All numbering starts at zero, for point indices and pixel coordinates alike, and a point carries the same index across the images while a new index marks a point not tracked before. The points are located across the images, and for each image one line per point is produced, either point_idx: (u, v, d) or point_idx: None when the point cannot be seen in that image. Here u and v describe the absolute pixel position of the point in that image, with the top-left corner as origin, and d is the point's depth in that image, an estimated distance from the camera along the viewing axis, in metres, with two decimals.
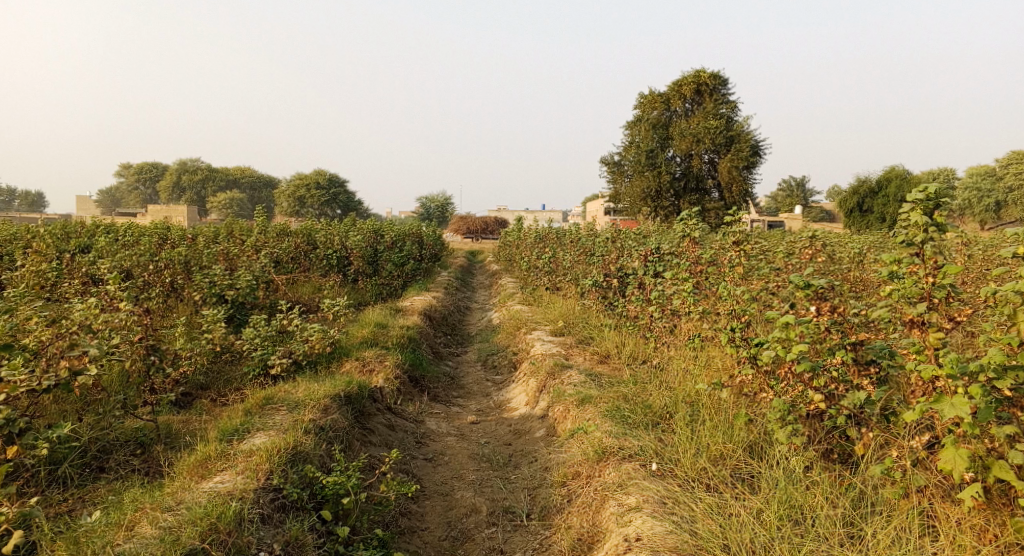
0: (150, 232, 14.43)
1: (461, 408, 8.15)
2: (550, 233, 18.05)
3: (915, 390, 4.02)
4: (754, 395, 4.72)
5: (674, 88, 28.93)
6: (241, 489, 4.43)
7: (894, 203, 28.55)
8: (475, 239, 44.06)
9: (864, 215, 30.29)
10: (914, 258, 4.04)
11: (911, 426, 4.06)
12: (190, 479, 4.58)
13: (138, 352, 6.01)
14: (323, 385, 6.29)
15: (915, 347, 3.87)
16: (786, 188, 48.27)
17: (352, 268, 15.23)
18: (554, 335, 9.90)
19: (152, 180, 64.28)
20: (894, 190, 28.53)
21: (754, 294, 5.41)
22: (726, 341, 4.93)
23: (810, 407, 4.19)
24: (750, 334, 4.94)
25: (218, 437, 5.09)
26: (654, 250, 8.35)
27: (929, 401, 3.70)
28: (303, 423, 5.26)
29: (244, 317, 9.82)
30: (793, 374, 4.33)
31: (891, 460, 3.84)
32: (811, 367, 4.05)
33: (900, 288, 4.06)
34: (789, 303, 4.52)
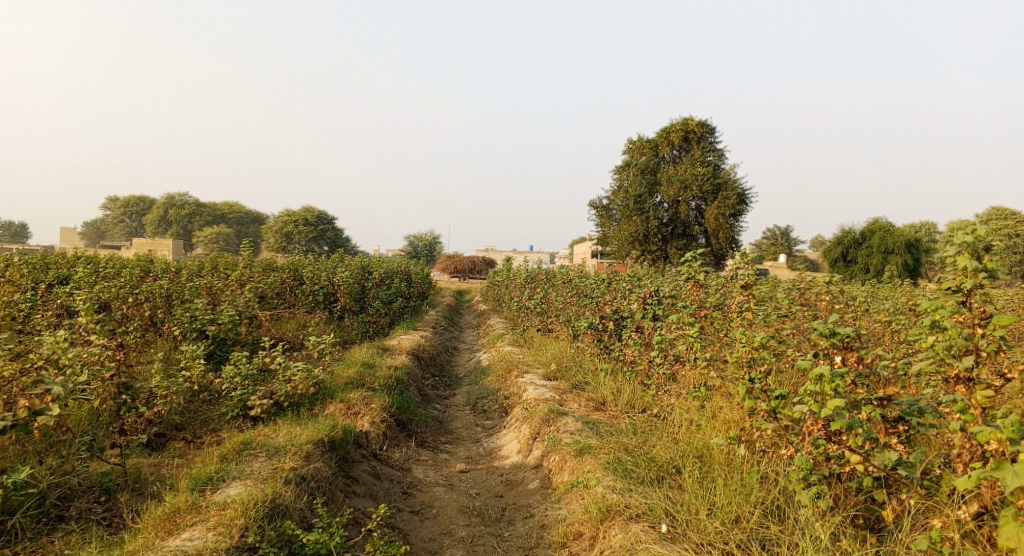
0: (132, 265, 14.09)
1: (450, 455, 7.76)
2: (540, 275, 17.78)
3: (961, 455, 3.86)
4: (771, 452, 4.44)
5: (662, 135, 29.19)
6: (211, 548, 4.05)
7: (879, 254, 28.68)
8: (463, 280, 43.80)
9: (849, 265, 30.35)
10: (959, 307, 3.91)
11: (957, 496, 3.87)
12: (156, 536, 4.20)
13: (109, 390, 5.65)
14: (306, 428, 5.92)
15: (960, 407, 3.81)
16: (772, 236, 48.59)
17: (338, 305, 14.88)
18: (546, 379, 9.56)
19: (139, 213, 63.90)
20: (879, 241, 28.71)
21: (766, 343, 5.16)
22: (741, 392, 4.65)
23: (844, 469, 3.96)
24: (766, 384, 4.66)
25: (189, 487, 4.69)
26: (653, 293, 8.11)
27: (987, 468, 3.55)
28: (284, 472, 4.89)
29: (225, 354, 9.44)
30: (820, 431, 4.05)
31: (941, 532, 3.65)
32: (846, 425, 3.80)
33: (944, 340, 3.92)
34: (813, 353, 4.27)
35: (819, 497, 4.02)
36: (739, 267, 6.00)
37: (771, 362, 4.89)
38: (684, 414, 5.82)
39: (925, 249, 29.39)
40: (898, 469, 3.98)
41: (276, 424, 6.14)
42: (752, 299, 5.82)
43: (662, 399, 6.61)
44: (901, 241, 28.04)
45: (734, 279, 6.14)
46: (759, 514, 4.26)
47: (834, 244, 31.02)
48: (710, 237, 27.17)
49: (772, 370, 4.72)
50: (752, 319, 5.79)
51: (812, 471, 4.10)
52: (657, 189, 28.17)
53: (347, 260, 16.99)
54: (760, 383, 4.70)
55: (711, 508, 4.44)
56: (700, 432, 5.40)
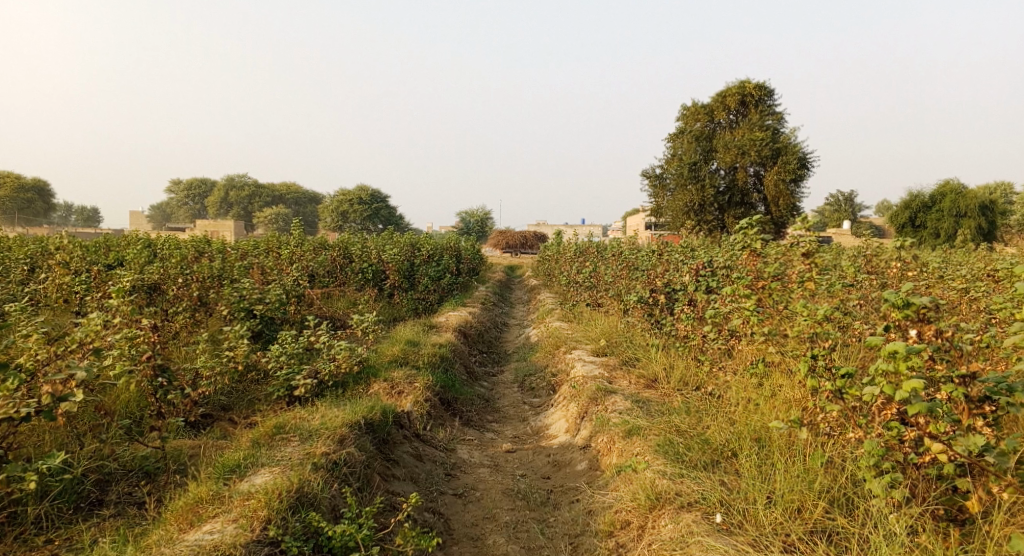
0: (187, 245, 14.34)
1: (496, 435, 7.56)
2: (590, 248, 17.35)
3: None
4: (838, 436, 4.08)
5: (717, 100, 28.10)
6: (229, 543, 3.97)
7: (951, 218, 27.09)
8: (514, 254, 43.57)
9: (917, 231, 28.81)
10: None
11: None
12: (176, 529, 4.15)
13: (147, 373, 5.66)
14: (344, 409, 5.79)
15: None
16: (834, 203, 46.61)
17: (388, 281, 14.84)
18: (595, 356, 9.25)
19: (201, 197, 65.72)
20: (950, 205, 27.10)
21: (830, 316, 4.74)
22: (805, 371, 4.27)
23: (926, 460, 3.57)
24: (833, 362, 4.26)
25: (214, 476, 4.62)
26: (707, 264, 7.67)
27: None
28: (313, 459, 4.76)
29: (273, 333, 9.47)
30: (897, 416, 3.70)
31: None
32: (926, 410, 3.41)
33: None
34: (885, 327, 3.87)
35: (891, 487, 3.65)
36: (800, 234, 5.54)
37: (838, 337, 4.49)
38: (741, 394, 5.45)
39: (1001, 211, 27.57)
40: (985, 457, 3.56)
41: (314, 406, 6.04)
42: (815, 269, 5.38)
43: (717, 377, 6.24)
44: (974, 204, 26.38)
45: (797, 247, 5.69)
46: (821, 504, 3.92)
47: (901, 209, 29.43)
48: (770, 205, 26.12)
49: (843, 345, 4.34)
50: (815, 291, 5.35)
51: (884, 457, 3.76)
52: (712, 156, 27.20)
53: (396, 236, 16.93)
54: (824, 361, 4.32)
55: (770, 496, 4.12)
56: (761, 415, 5.03)
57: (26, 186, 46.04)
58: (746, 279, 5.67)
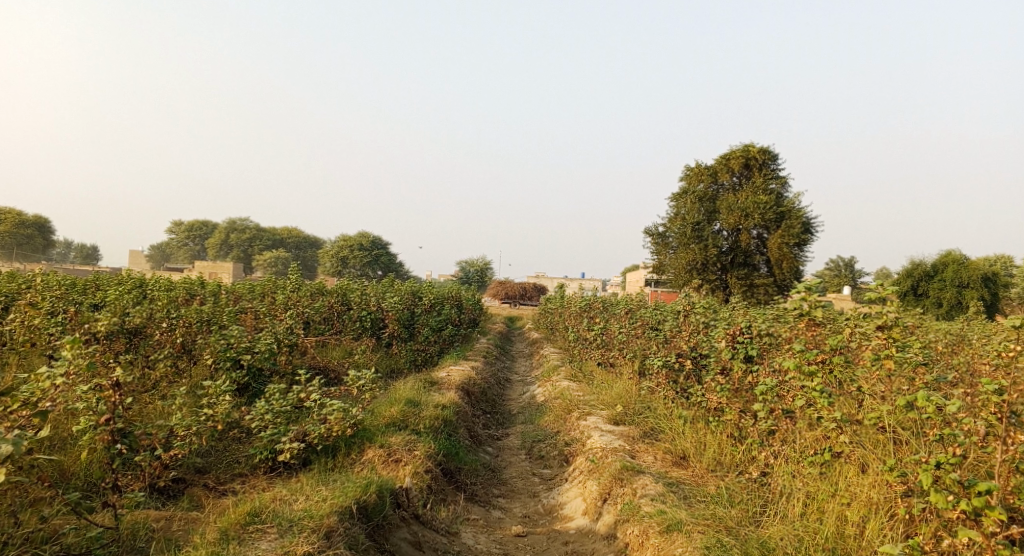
0: (178, 287, 13.65)
1: (503, 514, 6.71)
2: (596, 303, 16.60)
3: None
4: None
5: (722, 161, 27.80)
6: None
7: (952, 288, 26.41)
8: (514, 306, 42.83)
9: (919, 299, 27.98)
10: None
11: None
12: None
13: (103, 439, 4.99)
14: (333, 487, 5.03)
15: None
16: (834, 268, 46.22)
17: (386, 331, 14.05)
18: (612, 425, 8.44)
19: (201, 237, 65.21)
20: (952, 274, 26.59)
21: (922, 402, 4.01)
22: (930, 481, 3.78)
23: None
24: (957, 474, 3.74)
25: None
26: (744, 329, 6.92)
27: None
28: None
29: (261, 385, 8.71)
30: None
31: None
32: None
33: None
34: None
35: None
36: (869, 302, 4.87)
37: (965, 441, 3.80)
38: (802, 486, 4.73)
39: (1006, 283, 27.01)
40: None
41: (299, 483, 5.28)
42: (893, 344, 4.64)
43: (765, 460, 5.50)
44: (977, 275, 25.89)
45: (865, 315, 4.96)
46: None
47: (903, 276, 28.90)
48: (774, 267, 25.63)
49: (959, 448, 3.76)
50: (893, 369, 4.62)
51: None
52: (716, 216, 26.72)
53: (397, 284, 16.17)
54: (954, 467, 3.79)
55: None
56: (832, 519, 4.35)
57: (28, 220, 45.55)
58: (808, 353, 4.93)
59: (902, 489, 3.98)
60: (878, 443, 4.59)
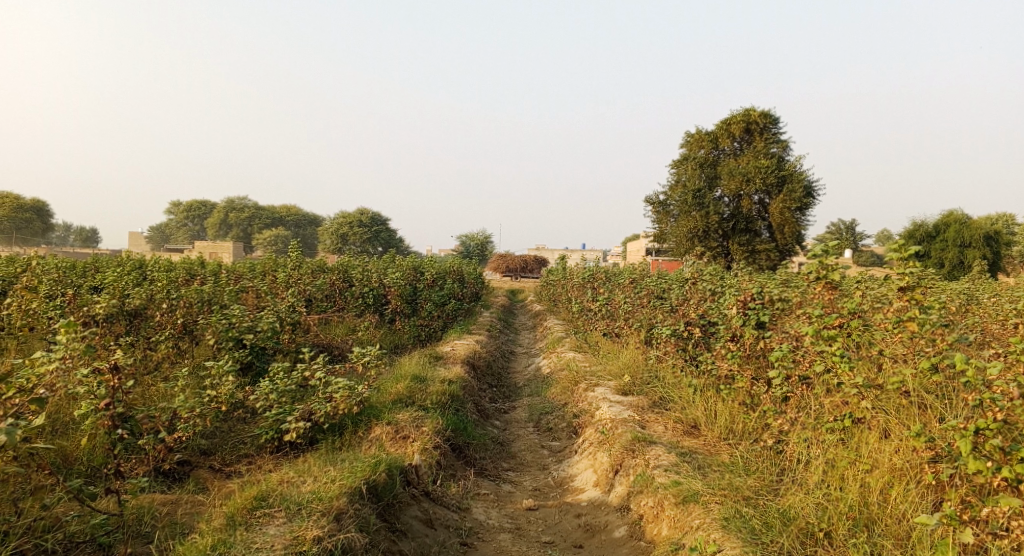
0: (178, 268, 13.50)
1: (513, 488, 6.64)
2: (598, 273, 16.42)
3: None
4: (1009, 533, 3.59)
5: (722, 126, 27.41)
6: None
7: (953, 249, 26.27)
8: (516, 278, 42.69)
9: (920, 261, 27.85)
10: None
11: None
12: None
13: (104, 424, 4.89)
14: (341, 467, 4.95)
15: None
16: (834, 232, 45.97)
17: (389, 307, 13.92)
18: (620, 395, 8.35)
19: (200, 218, 64.93)
20: (953, 235, 26.40)
21: (962, 365, 3.91)
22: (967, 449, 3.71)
23: None
24: (994, 441, 3.68)
25: None
26: (756, 295, 6.76)
27: None
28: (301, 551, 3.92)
29: (264, 365, 8.60)
30: None
31: None
32: None
33: None
34: None
35: None
36: (891, 262, 4.69)
37: (1007, 407, 3.68)
38: (821, 453, 4.65)
39: (1010, 242, 26.79)
40: None
41: (306, 464, 5.20)
42: (915, 306, 4.50)
43: (780, 427, 5.41)
44: (979, 234, 25.69)
45: (886, 277, 4.80)
46: None
47: (905, 238, 28.68)
48: (775, 233, 25.42)
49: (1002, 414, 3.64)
50: (917, 332, 4.49)
51: None
52: (717, 182, 26.42)
53: (399, 259, 15.99)
54: (995, 436, 3.72)
55: None
56: (854, 485, 4.30)
57: (26, 205, 45.28)
58: (826, 317, 4.79)
59: (929, 454, 4.02)
60: (903, 408, 4.51)
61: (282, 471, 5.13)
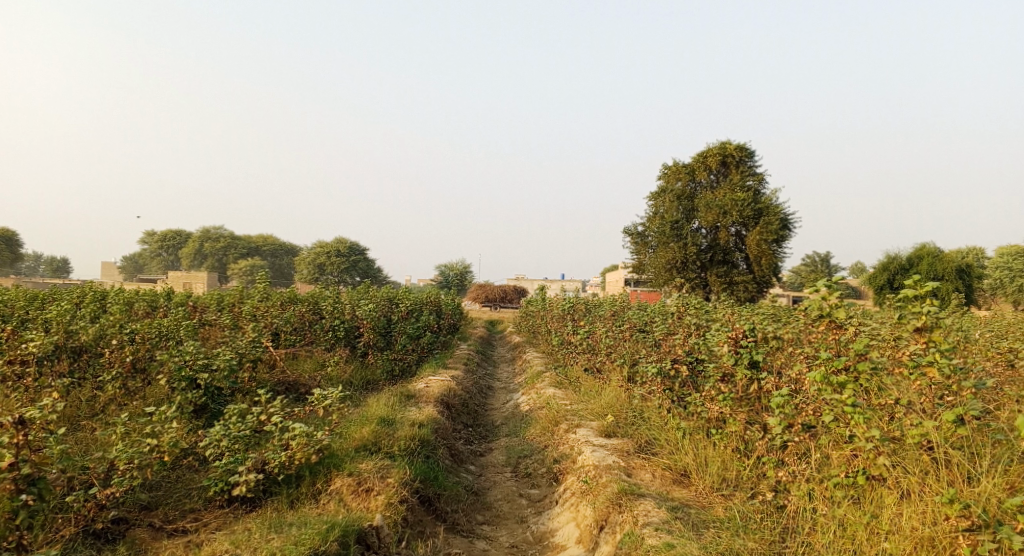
0: (137, 300, 12.77)
1: (488, 545, 6.04)
2: (577, 305, 15.93)
3: None
4: None
5: (699, 158, 27.31)
6: None
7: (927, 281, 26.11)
8: (495, 309, 42.17)
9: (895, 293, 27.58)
10: None
11: None
12: None
13: (6, 488, 4.29)
14: (287, 535, 4.55)
15: None
16: (810, 264, 46.12)
17: (361, 340, 13.26)
18: (604, 438, 7.83)
19: (174, 247, 63.73)
20: (927, 267, 26.42)
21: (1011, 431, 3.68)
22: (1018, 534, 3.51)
23: None
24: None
25: None
26: (748, 330, 6.20)
27: None
28: None
29: (220, 406, 7.93)
30: None
31: None
32: None
33: None
34: None
35: None
36: (913, 300, 4.40)
37: None
38: (834, 515, 4.35)
39: (982, 274, 26.79)
40: None
41: (250, 532, 4.64)
42: (935, 349, 4.18)
43: (779, 479, 4.94)
44: (951, 267, 25.72)
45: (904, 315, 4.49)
46: None
47: (880, 270, 28.62)
48: (753, 264, 25.22)
49: None
50: (937, 379, 4.15)
51: None
52: (695, 214, 26.27)
53: (373, 290, 15.38)
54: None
55: None
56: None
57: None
58: (837, 362, 4.41)
59: (963, 525, 3.75)
60: (921, 465, 4.18)
61: (221, 541, 4.56)
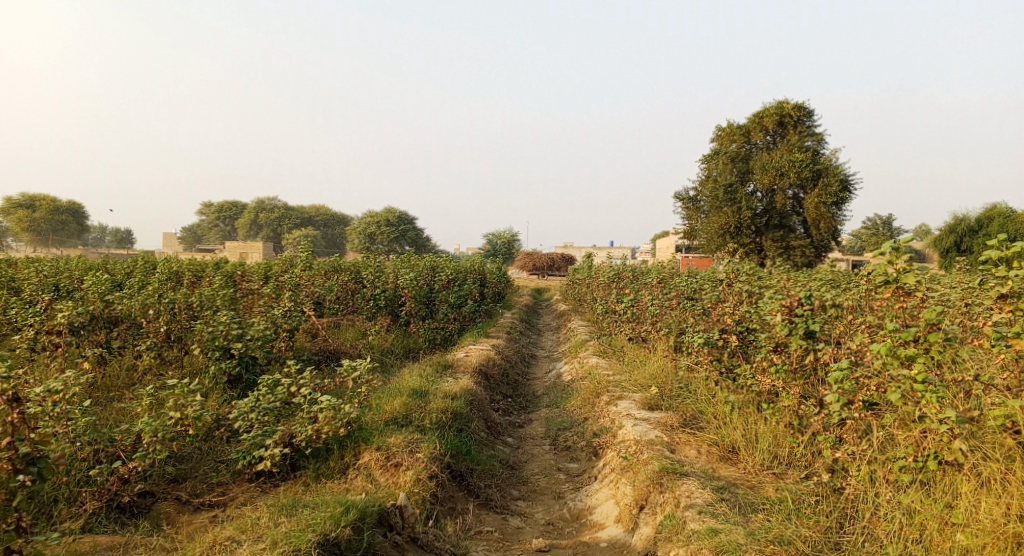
0: (183, 269, 12.81)
1: (523, 522, 5.76)
2: (624, 272, 15.39)
3: None
4: None
5: (754, 119, 26.07)
6: None
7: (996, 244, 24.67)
8: (543, 277, 41.74)
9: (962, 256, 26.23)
10: None
11: None
12: None
13: (2, 468, 4.10)
14: (297, 519, 4.52)
15: None
16: (871, 227, 44.15)
17: (404, 309, 13.05)
18: (647, 411, 7.43)
19: (230, 219, 65.12)
20: (997, 229, 24.87)
21: None
22: None
23: None
24: None
25: None
26: (804, 297, 5.70)
27: None
28: None
29: (256, 376, 7.80)
30: None
31: None
32: None
33: None
34: None
35: None
36: (999, 265, 3.83)
37: None
38: (903, 502, 3.95)
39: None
40: None
41: (263, 515, 4.60)
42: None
43: (836, 459, 4.49)
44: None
45: (987, 282, 3.94)
46: None
47: (946, 234, 27.10)
48: (810, 229, 24.18)
49: None
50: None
51: None
52: (749, 177, 25.20)
53: (415, 258, 15.15)
54: None
55: None
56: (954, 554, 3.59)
57: (62, 207, 45.69)
58: (906, 333, 3.87)
59: None
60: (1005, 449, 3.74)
61: (231, 525, 4.47)
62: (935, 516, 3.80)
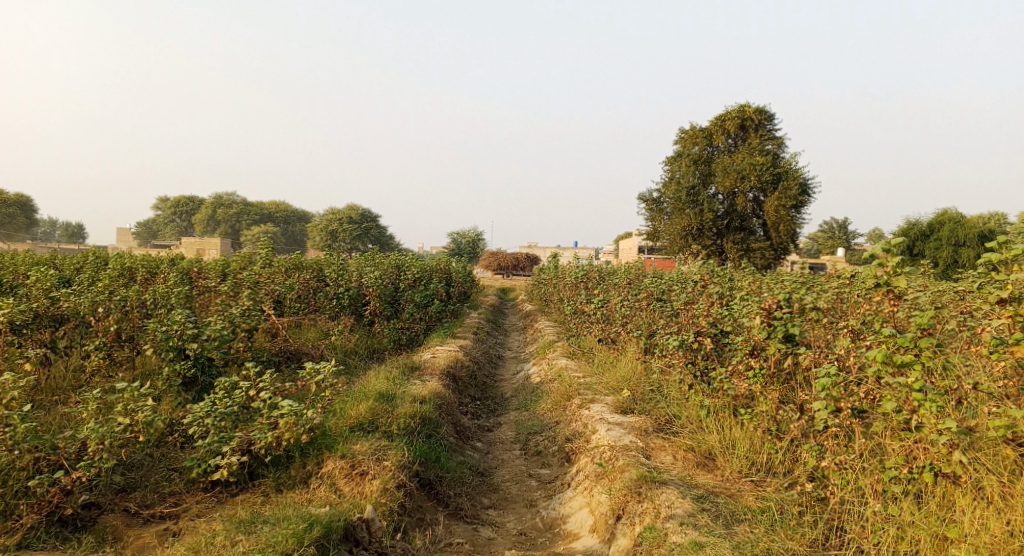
0: (136, 265, 12.25)
1: (494, 533, 5.52)
2: (590, 273, 15.26)
3: None
4: None
5: (716, 122, 26.26)
6: None
7: (947, 248, 25.29)
8: (507, 277, 41.52)
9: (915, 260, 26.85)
10: None
11: None
12: None
13: None
14: (255, 537, 4.21)
15: None
16: (828, 230, 45.02)
17: (368, 308, 12.69)
18: (619, 414, 7.26)
19: (188, 214, 63.43)
20: (948, 233, 25.48)
21: None
22: None
23: None
24: None
25: None
26: (782, 299, 5.58)
27: None
28: None
29: (212, 378, 7.41)
30: None
31: None
32: None
33: None
34: None
35: None
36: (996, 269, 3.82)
37: None
38: (895, 513, 3.90)
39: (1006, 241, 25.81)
40: None
41: (216, 533, 4.28)
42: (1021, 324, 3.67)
43: (822, 468, 4.39)
44: (973, 233, 24.81)
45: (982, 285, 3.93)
46: None
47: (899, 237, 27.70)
48: (770, 231, 24.44)
49: None
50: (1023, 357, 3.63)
51: None
52: (710, 179, 25.37)
53: (380, 256, 14.78)
54: None
55: None
56: None
57: (10, 199, 43.86)
58: (903, 340, 3.84)
59: None
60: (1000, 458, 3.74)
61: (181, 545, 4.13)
62: (932, 528, 3.78)
